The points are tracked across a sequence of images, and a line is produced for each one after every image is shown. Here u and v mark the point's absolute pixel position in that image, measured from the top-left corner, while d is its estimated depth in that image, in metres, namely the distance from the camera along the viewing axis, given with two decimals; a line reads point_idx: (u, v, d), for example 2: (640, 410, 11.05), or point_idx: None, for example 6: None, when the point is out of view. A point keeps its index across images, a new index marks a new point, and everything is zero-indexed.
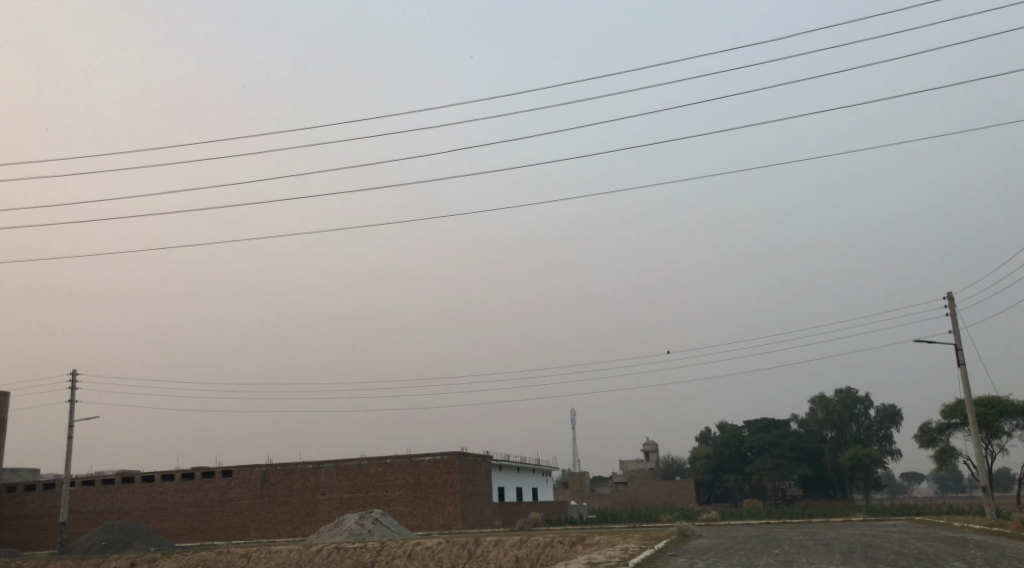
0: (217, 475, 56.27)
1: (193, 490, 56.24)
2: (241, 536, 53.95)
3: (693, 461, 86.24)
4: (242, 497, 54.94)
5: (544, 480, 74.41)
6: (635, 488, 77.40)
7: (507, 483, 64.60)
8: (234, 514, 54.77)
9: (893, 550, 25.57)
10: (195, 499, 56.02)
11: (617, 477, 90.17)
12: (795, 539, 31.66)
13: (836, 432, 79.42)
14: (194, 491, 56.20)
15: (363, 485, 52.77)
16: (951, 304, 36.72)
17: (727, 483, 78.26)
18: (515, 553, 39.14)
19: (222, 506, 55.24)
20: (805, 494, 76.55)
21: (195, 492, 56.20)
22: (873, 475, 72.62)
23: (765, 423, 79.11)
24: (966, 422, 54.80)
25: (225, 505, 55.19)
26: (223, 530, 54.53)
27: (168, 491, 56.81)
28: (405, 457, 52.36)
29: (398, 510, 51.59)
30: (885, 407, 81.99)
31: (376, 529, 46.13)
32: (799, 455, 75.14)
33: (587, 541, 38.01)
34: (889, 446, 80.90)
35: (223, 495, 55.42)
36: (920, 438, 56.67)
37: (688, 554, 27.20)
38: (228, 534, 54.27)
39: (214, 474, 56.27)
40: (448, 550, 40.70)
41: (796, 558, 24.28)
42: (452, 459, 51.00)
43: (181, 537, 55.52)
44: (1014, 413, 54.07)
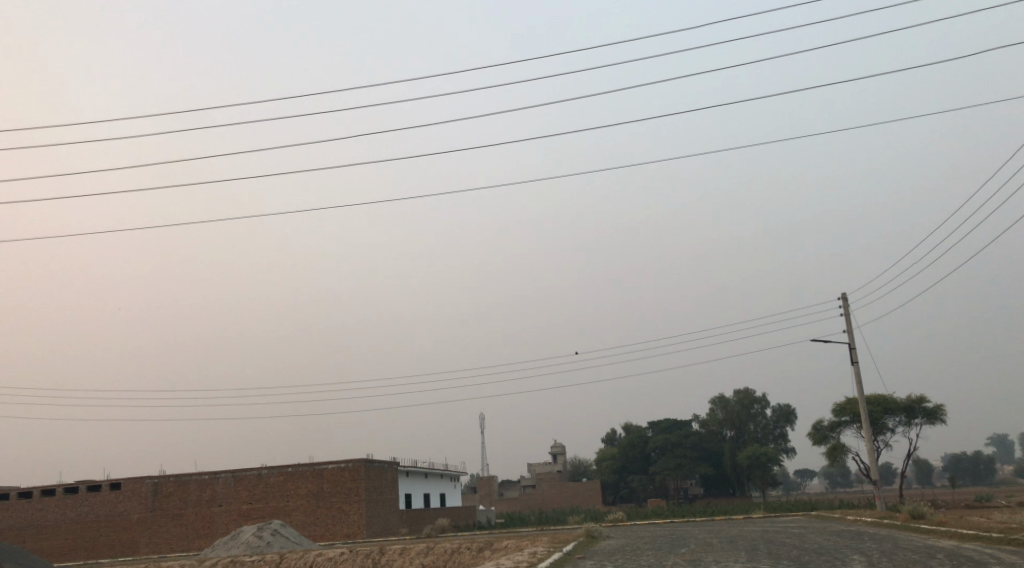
0: (104, 489, 53.02)
1: (77, 506, 52.76)
2: (130, 552, 50.87)
3: (599, 463, 87.04)
4: (131, 511, 51.85)
5: (452, 485, 73.53)
6: (543, 491, 77.50)
7: (414, 488, 63.38)
8: (122, 530, 51.62)
9: (794, 546, 25.95)
10: (79, 515, 52.56)
11: (525, 480, 90.13)
12: (700, 538, 31.85)
13: (734, 431, 81.59)
14: (78, 506, 52.73)
15: (263, 495, 50.64)
16: (845, 305, 37.95)
17: (632, 484, 79.20)
18: (421, 561, 38.20)
19: (109, 521, 51.99)
20: (707, 493, 78.19)
21: (79, 507, 52.74)
22: (770, 472, 74.79)
23: (668, 423, 80.44)
24: (856, 419, 56.99)
25: (112, 520, 51.96)
26: (110, 547, 51.32)
27: (48, 507, 53.10)
28: (308, 465, 50.50)
29: (299, 520, 49.70)
30: (780, 406, 84.77)
31: (276, 541, 44.28)
32: (701, 454, 76.70)
33: (495, 546, 37.44)
34: (784, 444, 83.64)
35: (110, 509, 52.19)
36: (813, 435, 58.60)
37: (595, 556, 26.89)
38: (115, 551, 51.10)
39: (101, 488, 52.99)
40: (351, 560, 39.36)
41: (702, 557, 24.30)
42: (358, 466, 49.53)
43: (61, 556, 51.92)
44: (900, 410, 56.58)
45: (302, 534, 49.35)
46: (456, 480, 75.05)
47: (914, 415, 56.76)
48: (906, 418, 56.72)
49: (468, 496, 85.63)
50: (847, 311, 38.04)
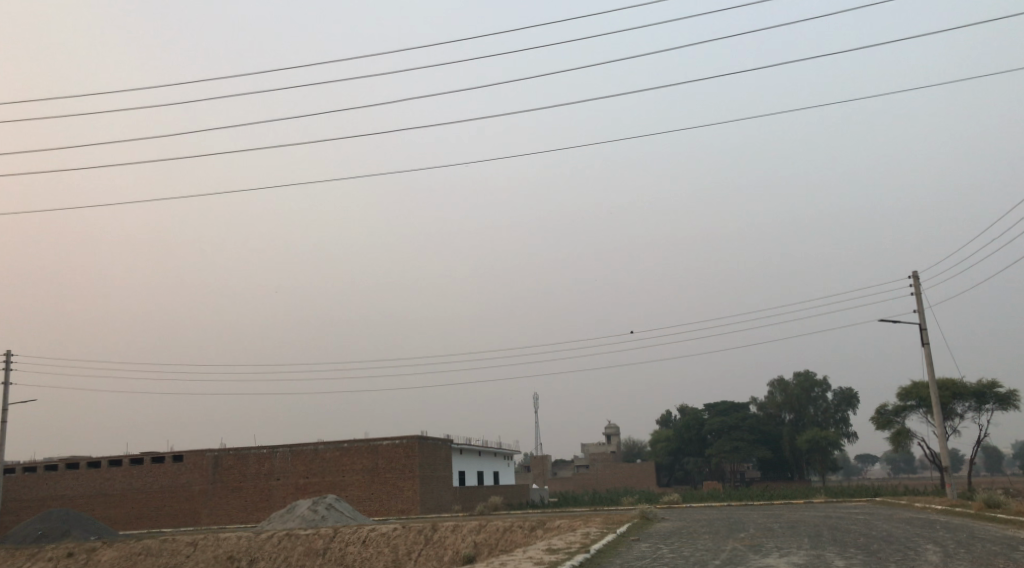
0: (167, 461, 54.14)
1: (141, 476, 54.04)
2: (191, 523, 51.97)
3: (653, 444, 85.99)
4: (193, 482, 52.87)
5: (506, 464, 73.41)
6: (597, 471, 76.96)
7: (467, 466, 63.43)
8: (184, 501, 52.72)
9: (861, 533, 24.68)
10: (143, 485, 53.84)
11: (579, 460, 89.69)
12: (759, 522, 30.78)
13: (793, 415, 79.51)
14: (142, 477, 54.01)
15: (319, 470, 51.08)
16: (916, 283, 36.13)
17: (687, 466, 78.04)
18: (474, 539, 37.89)
19: (172, 492, 53.13)
20: (764, 476, 76.58)
21: (143, 478, 54.01)
22: (830, 457, 72.74)
23: (725, 406, 78.77)
24: (922, 404, 54.76)
25: (175, 491, 53.08)
26: (174, 517, 52.51)
27: (114, 477, 54.50)
28: (363, 441, 50.71)
29: (354, 496, 50.02)
30: (842, 390, 82.30)
31: (330, 515, 44.65)
32: (758, 438, 74.97)
33: (547, 525, 36.96)
34: (846, 428, 81.19)
35: (173, 481, 53.31)
36: (876, 420, 56.53)
37: (652, 538, 26.04)
38: (178, 521, 52.29)
39: (164, 460, 54.15)
40: (404, 536, 39.32)
41: (763, 542, 23.23)
42: (412, 442, 49.54)
43: (126, 525, 53.33)
44: (969, 394, 54.17)
45: (357, 509, 49.65)
46: (510, 458, 74.95)
47: (985, 400, 54.27)
48: (976, 404, 54.29)
49: (522, 475, 85.57)
50: (917, 289, 36.25)
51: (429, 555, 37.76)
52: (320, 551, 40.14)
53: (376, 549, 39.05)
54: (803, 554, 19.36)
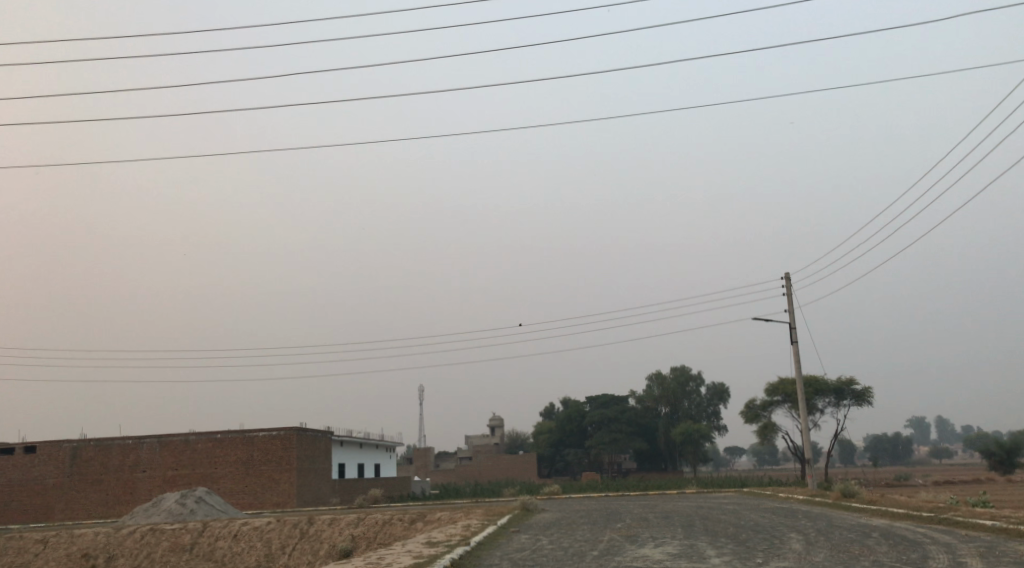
0: (19, 452, 50.41)
1: None
2: (45, 518, 48.62)
3: (535, 436, 87.00)
4: (48, 475, 49.46)
5: (387, 455, 72.54)
6: (480, 463, 77.22)
7: (348, 458, 62.19)
8: (38, 495, 49.25)
9: (730, 523, 25.56)
10: None
11: (462, 452, 89.75)
12: (636, 513, 31.51)
13: (669, 408, 82.21)
14: None
15: (189, 462, 48.81)
16: (787, 284, 37.92)
17: (567, 457, 79.40)
18: (351, 532, 37.10)
19: (24, 486, 49.52)
20: (640, 467, 78.85)
21: None
22: (702, 449, 75.64)
23: (605, 399, 80.60)
24: (788, 399, 57.69)
25: (27, 484, 49.49)
26: (25, 512, 48.98)
27: None
28: (238, 432, 48.82)
29: (227, 488, 48.10)
30: (715, 384, 85.71)
31: (199, 509, 42.74)
32: (635, 430, 77.11)
33: (427, 517, 36.63)
34: (717, 422, 84.63)
35: (24, 473, 49.71)
36: (745, 414, 59.20)
37: (531, 529, 26.11)
38: (30, 516, 48.81)
39: (16, 451, 50.41)
40: (278, 530, 38.11)
41: (639, 532, 23.69)
42: (290, 434, 48.06)
43: None
44: (829, 390, 57.53)
45: (229, 502, 47.74)
46: (392, 450, 74.10)
47: (843, 395, 57.75)
48: (835, 399, 57.71)
49: (404, 467, 84.81)
50: (787, 289, 38.07)
51: (304, 549, 36.67)
52: (186, 546, 38.31)
53: (248, 544, 37.64)
54: (677, 544, 19.78)
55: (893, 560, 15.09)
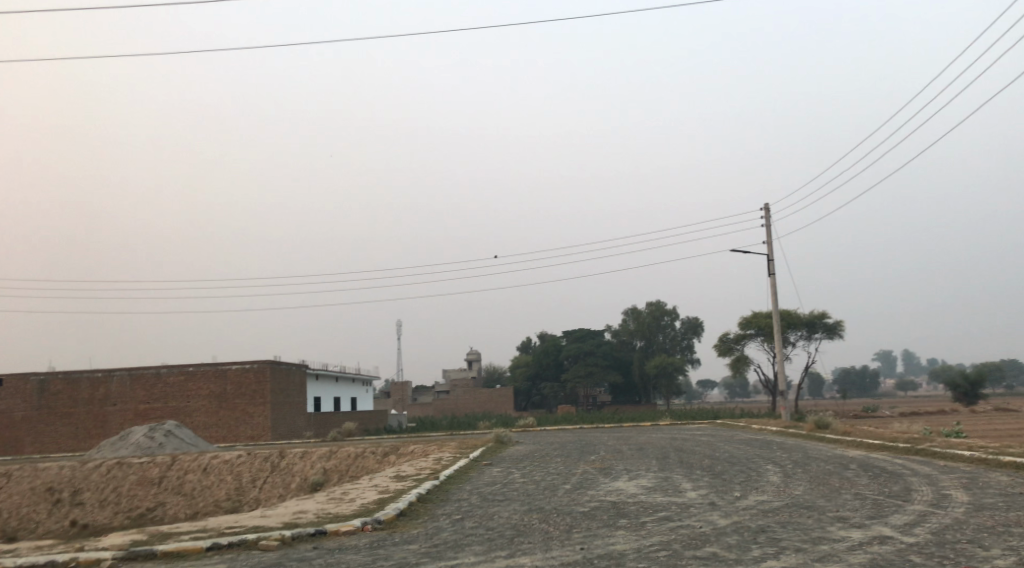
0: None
1: None
2: (14, 452, 47.74)
3: (512, 370, 87.01)
4: (16, 409, 48.39)
5: (364, 389, 72.13)
6: (457, 396, 77.15)
7: (323, 392, 61.63)
8: (6, 428, 48.25)
9: (705, 455, 25.11)
10: None
11: (439, 386, 89.64)
12: (610, 445, 31.26)
13: (644, 342, 82.15)
14: None
15: (161, 395, 47.90)
16: (766, 215, 37.15)
17: (543, 391, 79.45)
18: (323, 465, 36.60)
19: None
20: (614, 400, 79.16)
21: None
22: (676, 382, 75.88)
23: (582, 333, 80.41)
24: (762, 332, 57.51)
25: None
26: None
27: None
28: (210, 365, 47.90)
29: (200, 422, 47.38)
30: (690, 318, 85.63)
31: (168, 443, 42.01)
32: (611, 363, 77.16)
33: (401, 450, 36.16)
34: (691, 355, 84.80)
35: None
36: (719, 347, 59.09)
37: (503, 463, 25.52)
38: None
39: None
40: (249, 463, 37.51)
41: (613, 465, 23.16)
42: (263, 367, 47.25)
43: None
44: (802, 324, 57.39)
45: (202, 435, 47.04)
46: (367, 385, 73.57)
47: (816, 329, 57.69)
48: (807, 332, 57.66)
49: (381, 400, 84.66)
50: (766, 220, 37.22)
51: (275, 482, 36.13)
52: (154, 480, 37.61)
53: (218, 477, 37.03)
54: (652, 478, 19.19)
55: (875, 493, 14.55)
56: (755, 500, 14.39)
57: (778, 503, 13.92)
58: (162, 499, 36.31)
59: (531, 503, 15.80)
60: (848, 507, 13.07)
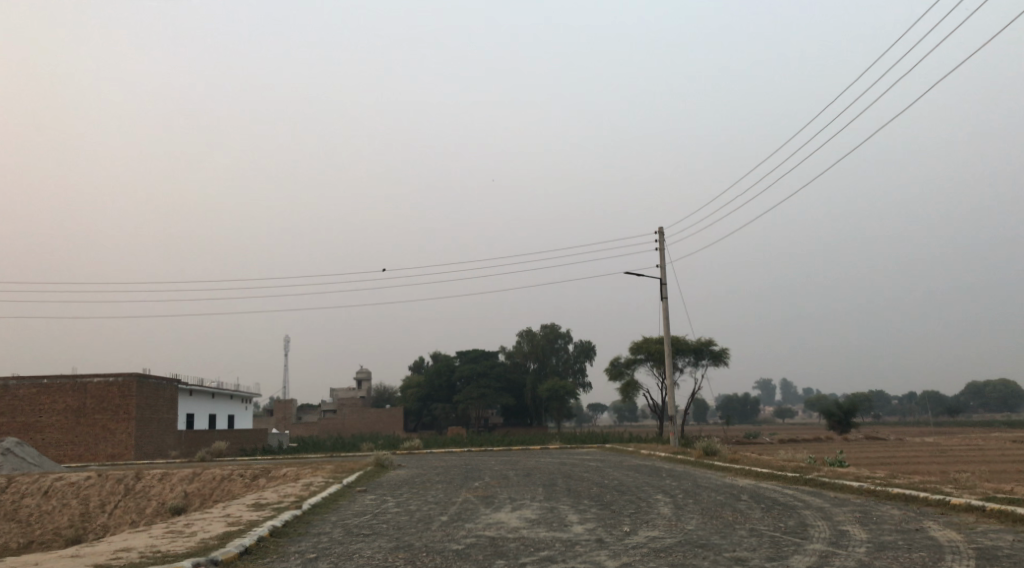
0: None
1: None
2: None
3: (403, 390, 84.45)
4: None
5: (243, 407, 68.07)
6: (344, 416, 73.99)
7: (197, 409, 57.60)
8: None
9: (593, 482, 23.90)
10: None
11: (326, 405, 85.98)
12: (495, 470, 29.66)
13: (537, 364, 81.25)
14: None
15: (9, 409, 43.25)
16: (661, 239, 36.80)
17: (434, 412, 77.25)
18: (184, 488, 33.45)
19: None
20: (505, 423, 77.81)
21: None
22: (567, 405, 75.25)
23: (475, 353, 78.89)
24: (650, 358, 57.48)
25: None
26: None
27: None
28: (68, 377, 43.62)
29: (52, 439, 43.03)
30: (582, 342, 85.30)
31: (7, 462, 37.75)
32: (503, 385, 75.85)
33: (272, 473, 33.46)
34: (582, 379, 84.54)
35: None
36: (609, 371, 58.75)
37: (379, 489, 23.52)
38: None
39: None
40: (99, 486, 33.89)
41: (497, 493, 21.58)
42: (129, 381, 43.38)
43: None
44: (689, 350, 57.72)
45: (54, 454, 42.72)
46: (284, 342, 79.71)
47: (702, 355, 58.11)
48: (694, 359, 58.02)
49: (263, 418, 80.52)
50: (660, 244, 36.83)
51: (127, 507, 32.71)
52: None
53: (61, 502, 33.28)
54: (536, 508, 17.73)
55: (771, 529, 13.53)
56: (644, 537, 13.11)
57: (669, 540, 12.67)
58: None
59: (400, 539, 13.97)
60: (745, 546, 11.95)
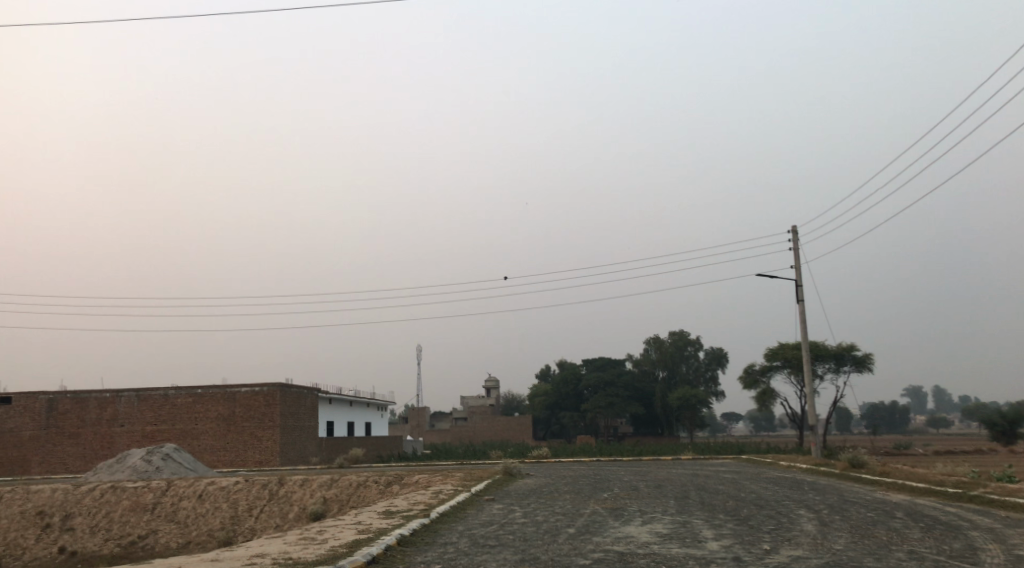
0: None
1: None
2: (20, 472, 46.28)
3: (532, 398, 84.59)
4: (23, 428, 46.96)
5: (379, 415, 70.09)
6: (474, 424, 74.85)
7: (336, 417, 59.72)
8: (12, 448, 46.86)
9: (729, 495, 22.77)
10: None
11: (456, 413, 87.36)
12: (624, 480, 28.91)
13: (666, 372, 79.43)
14: None
15: (168, 417, 46.20)
16: (795, 238, 34.95)
17: (562, 420, 76.87)
18: (323, 494, 34.55)
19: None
20: (635, 432, 76.42)
21: None
22: (699, 414, 73.03)
23: (602, 362, 78.01)
24: (787, 364, 54.86)
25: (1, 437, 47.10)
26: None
27: None
28: (220, 386, 46.18)
29: (206, 445, 45.62)
30: (713, 349, 82.70)
31: (166, 467, 40.29)
32: (632, 394, 74.55)
33: (405, 481, 34.02)
34: (714, 387, 81.90)
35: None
36: (743, 379, 56.52)
37: (507, 499, 23.33)
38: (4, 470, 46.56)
39: None
40: (246, 491, 35.51)
41: (627, 505, 20.92)
42: (273, 390, 45.42)
43: None
44: (829, 357, 54.68)
45: (208, 459, 45.27)
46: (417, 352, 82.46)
47: (844, 362, 54.92)
48: (835, 365, 54.90)
49: (397, 426, 82.65)
50: (795, 244, 34.99)
51: (272, 511, 34.12)
52: (148, 506, 35.82)
53: (213, 505, 35.11)
54: (668, 522, 16.96)
55: (932, 552, 12.25)
56: (786, 556, 12.16)
57: (815, 561, 11.67)
58: (154, 526, 34.57)
59: (527, 551, 13.61)
60: None
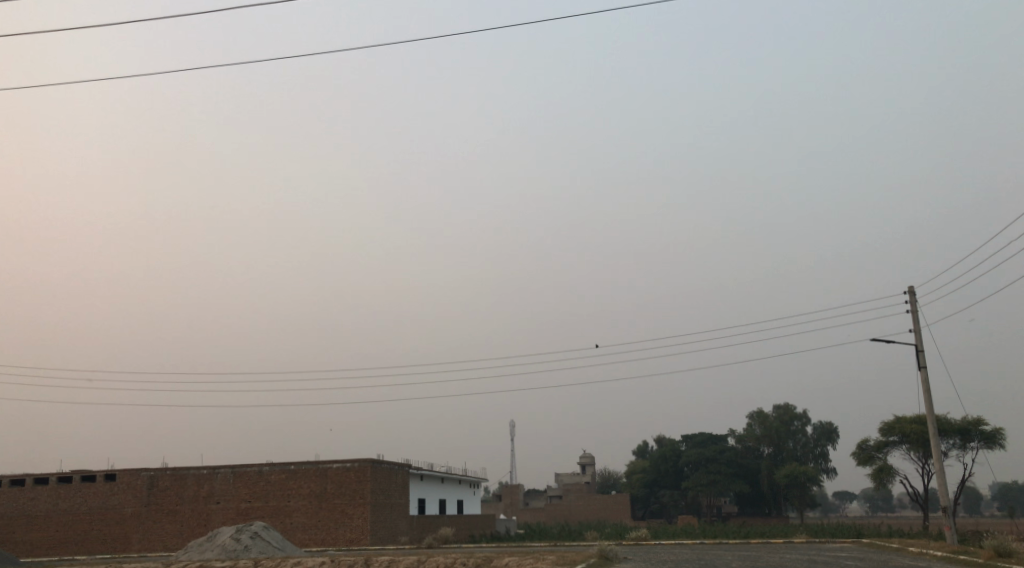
0: (99, 480, 48.59)
1: (69, 497, 48.53)
2: (121, 549, 46.46)
3: (630, 475, 80.87)
4: (125, 505, 47.34)
5: (472, 492, 68.14)
6: (570, 502, 71.83)
7: (427, 493, 58.19)
8: (114, 524, 47.21)
9: None
10: (72, 507, 48.31)
11: (552, 491, 84.39)
12: None
13: (772, 448, 74.78)
14: (70, 497, 48.50)
15: (263, 494, 45.72)
16: (913, 299, 32.00)
17: (662, 499, 72.97)
18: None
19: (102, 515, 47.61)
20: (741, 512, 71.66)
21: (71, 498, 48.49)
22: (809, 493, 67.96)
23: (702, 437, 74.24)
24: (906, 440, 50.31)
25: (105, 513, 47.57)
26: (102, 541, 46.97)
27: (39, 497, 49.01)
28: (312, 463, 45.48)
29: (299, 523, 44.74)
30: (822, 424, 77.56)
31: (255, 545, 39.51)
32: (736, 471, 70.26)
33: (495, 563, 32.01)
34: (825, 464, 76.53)
35: (102, 502, 47.77)
36: (858, 455, 52.18)
37: None
38: (106, 546, 46.81)
39: (95, 479, 48.64)
40: None
41: None
42: (364, 466, 44.44)
43: (48, 550, 47.76)
44: (953, 431, 49.96)
45: (300, 538, 44.31)
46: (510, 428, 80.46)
47: (971, 437, 49.99)
48: (961, 441, 50.05)
49: (491, 504, 80.18)
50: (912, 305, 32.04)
51: None
52: None
53: None
54: None
55: None
56: None
57: None
58: None
59: None
60: None
